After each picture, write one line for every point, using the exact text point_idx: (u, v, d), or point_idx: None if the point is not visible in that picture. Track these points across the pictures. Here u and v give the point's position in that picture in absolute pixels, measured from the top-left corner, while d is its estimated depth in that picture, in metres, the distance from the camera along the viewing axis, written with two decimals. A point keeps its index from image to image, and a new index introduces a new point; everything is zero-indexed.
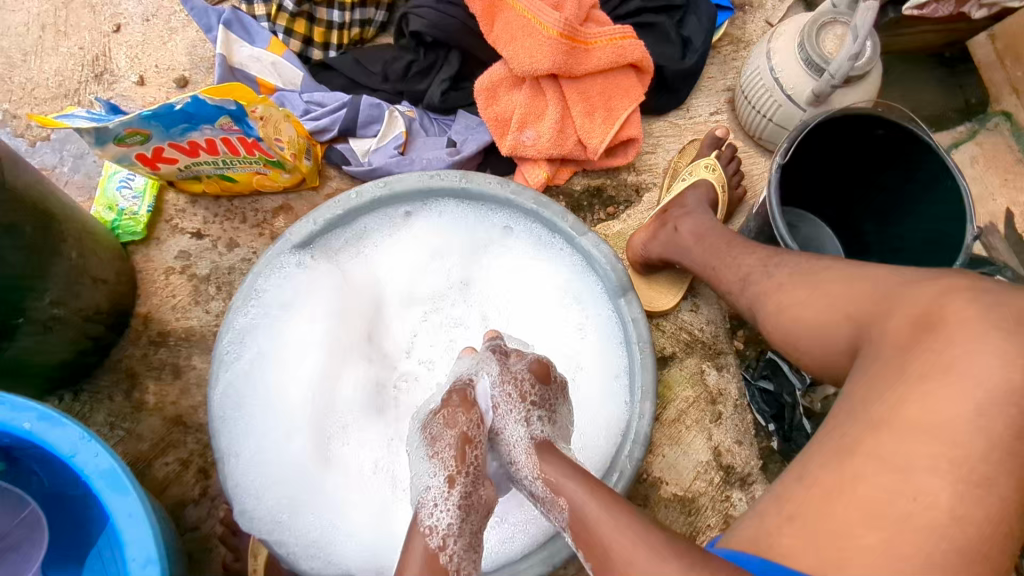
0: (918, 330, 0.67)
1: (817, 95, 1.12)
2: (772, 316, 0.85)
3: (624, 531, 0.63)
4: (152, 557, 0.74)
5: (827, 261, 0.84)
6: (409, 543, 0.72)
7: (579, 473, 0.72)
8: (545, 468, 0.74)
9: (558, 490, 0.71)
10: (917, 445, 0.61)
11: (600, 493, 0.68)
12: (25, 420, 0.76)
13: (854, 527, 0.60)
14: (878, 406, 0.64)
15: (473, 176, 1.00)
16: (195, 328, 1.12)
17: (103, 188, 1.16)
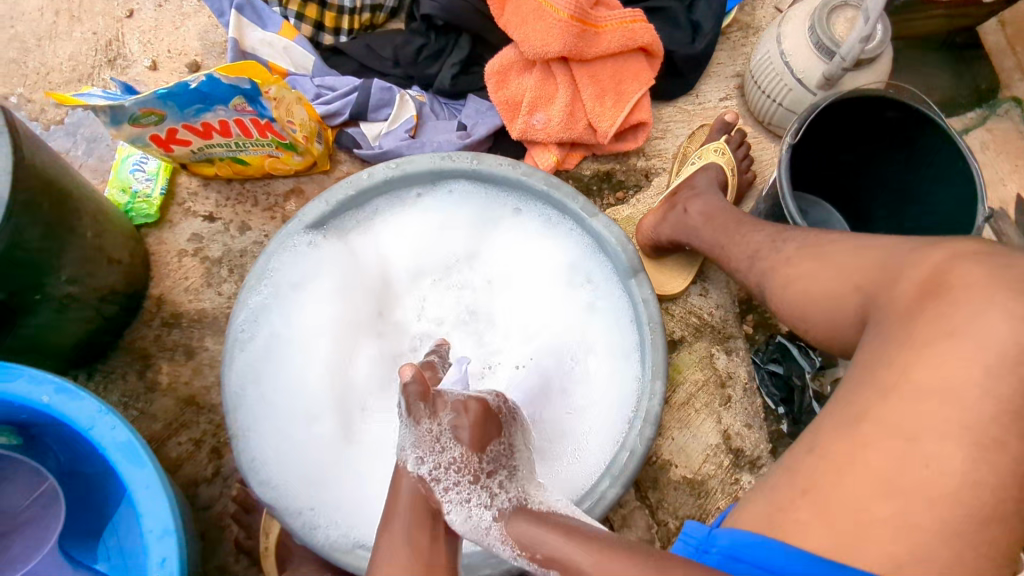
0: (924, 297, 0.67)
1: (828, 79, 1.13)
2: (778, 291, 0.86)
3: (611, 573, 0.55)
4: (169, 527, 0.75)
5: (835, 236, 0.84)
6: (394, 492, 0.68)
7: (554, 530, 0.62)
8: (515, 530, 0.64)
9: (543, 564, 0.61)
10: (926, 410, 0.61)
11: (583, 543, 0.59)
12: (43, 393, 0.77)
13: (864, 495, 0.60)
14: (888, 373, 0.64)
15: (484, 157, 1.00)
16: (208, 310, 1.12)
17: (116, 171, 1.17)
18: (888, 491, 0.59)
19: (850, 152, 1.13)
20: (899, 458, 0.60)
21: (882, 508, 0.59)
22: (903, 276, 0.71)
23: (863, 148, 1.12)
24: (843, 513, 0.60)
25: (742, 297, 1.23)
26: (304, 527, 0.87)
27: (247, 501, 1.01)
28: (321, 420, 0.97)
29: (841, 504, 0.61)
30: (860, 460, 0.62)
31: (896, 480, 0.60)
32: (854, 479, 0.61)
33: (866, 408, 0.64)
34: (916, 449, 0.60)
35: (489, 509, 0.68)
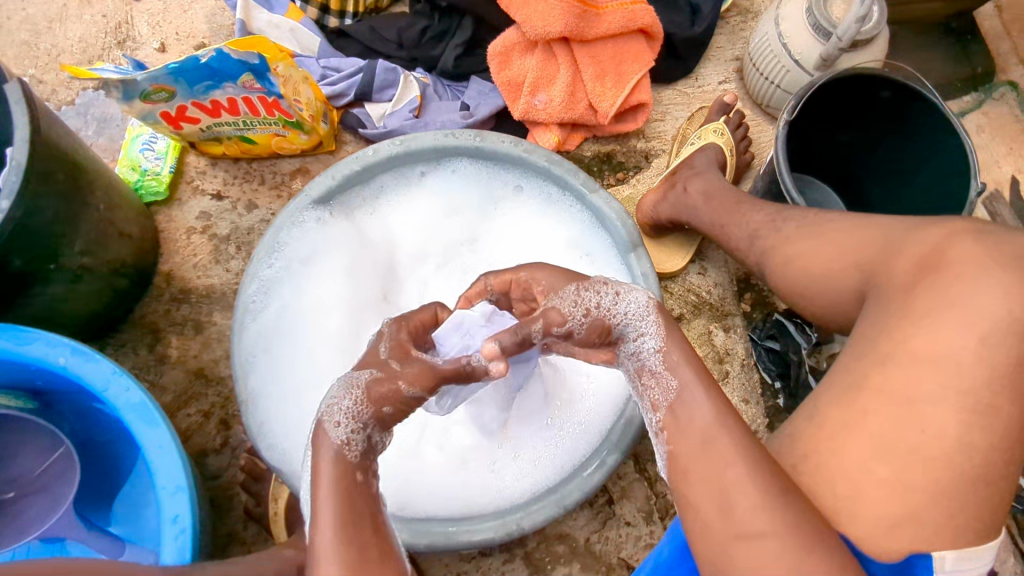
0: (922, 269, 0.68)
1: (825, 59, 1.14)
2: (780, 267, 0.87)
3: (721, 426, 0.64)
4: (181, 484, 0.78)
5: (834, 214, 0.85)
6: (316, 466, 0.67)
7: (696, 359, 0.69)
8: (670, 345, 0.70)
9: (671, 370, 0.69)
10: (925, 377, 0.63)
11: (716, 393, 0.67)
12: (59, 355, 0.80)
13: (864, 460, 0.63)
14: (885, 341, 0.66)
15: (487, 134, 1.02)
16: (216, 286, 1.15)
17: (126, 150, 1.19)
18: (887, 455, 0.62)
19: (846, 131, 1.15)
20: (897, 423, 0.63)
21: (882, 471, 0.62)
22: (902, 249, 0.72)
23: (859, 127, 1.13)
24: (843, 475, 0.63)
25: (740, 275, 1.25)
26: None
27: (256, 470, 1.03)
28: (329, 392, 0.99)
29: (842, 467, 0.63)
30: (860, 423, 0.64)
31: (895, 444, 0.62)
32: (854, 443, 0.64)
33: (863, 377, 0.66)
34: (913, 414, 0.62)
35: (642, 327, 0.73)
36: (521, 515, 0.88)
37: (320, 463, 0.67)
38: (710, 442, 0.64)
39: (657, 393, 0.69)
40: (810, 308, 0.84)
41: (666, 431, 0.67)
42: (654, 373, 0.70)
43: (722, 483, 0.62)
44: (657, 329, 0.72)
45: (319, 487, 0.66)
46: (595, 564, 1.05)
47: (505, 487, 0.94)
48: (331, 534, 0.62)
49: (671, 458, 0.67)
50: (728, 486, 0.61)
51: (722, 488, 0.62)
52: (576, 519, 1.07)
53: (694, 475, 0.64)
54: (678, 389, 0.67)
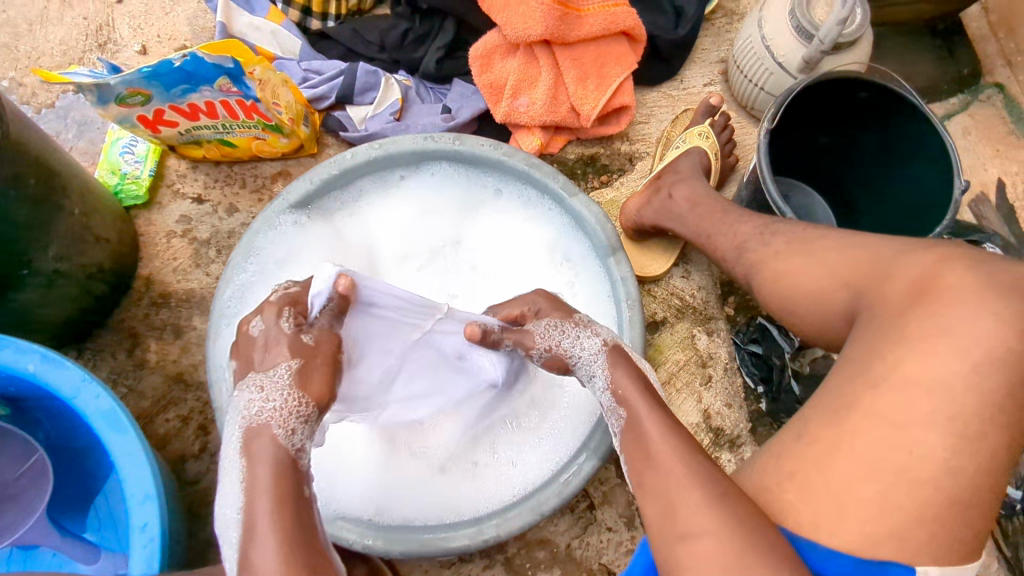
0: (916, 293, 0.68)
1: (807, 62, 1.14)
2: (769, 284, 0.86)
3: (669, 441, 0.67)
4: (150, 493, 0.77)
5: (824, 230, 0.84)
6: (251, 471, 0.65)
7: (642, 386, 0.75)
8: (618, 378, 0.76)
9: (620, 401, 0.75)
10: (915, 400, 0.63)
11: (660, 412, 0.71)
12: (29, 362, 0.79)
13: (851, 480, 0.63)
14: (879, 364, 0.66)
15: (466, 138, 1.01)
16: (196, 290, 1.14)
17: (106, 153, 1.18)
18: (876, 475, 0.62)
19: (827, 132, 1.14)
20: (887, 444, 0.63)
21: (869, 491, 0.62)
22: (894, 271, 0.72)
23: (841, 128, 1.12)
24: (828, 495, 0.63)
25: (723, 279, 1.24)
26: None
27: None
28: None
29: (828, 487, 0.63)
30: (849, 445, 0.64)
31: (884, 466, 0.62)
32: (843, 464, 0.63)
33: (855, 398, 0.66)
34: (903, 436, 0.62)
35: (593, 369, 0.80)
36: (497, 522, 0.87)
37: (257, 473, 0.64)
38: (656, 456, 0.66)
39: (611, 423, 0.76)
40: (799, 323, 0.83)
41: (623, 455, 0.72)
42: (607, 406, 0.77)
43: (673, 502, 0.62)
44: (605, 369, 0.79)
45: (257, 498, 0.63)
46: (575, 570, 1.05)
47: (485, 493, 0.93)
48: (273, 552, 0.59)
49: (631, 476, 0.69)
50: (675, 505, 0.62)
51: (668, 510, 0.62)
52: (557, 524, 1.07)
53: (647, 490, 0.65)
54: (629, 415, 0.73)
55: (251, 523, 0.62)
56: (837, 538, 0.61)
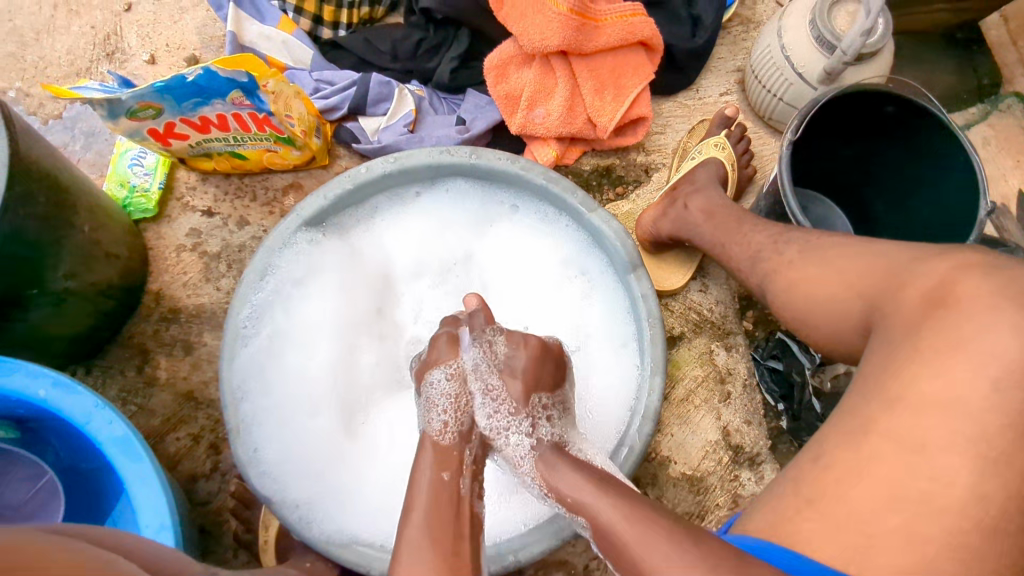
0: (930, 305, 0.63)
1: (829, 74, 1.12)
2: (783, 295, 0.83)
3: (651, 530, 0.59)
4: (165, 522, 0.75)
5: (838, 238, 0.81)
6: (416, 459, 0.75)
7: (589, 480, 0.68)
8: (558, 474, 0.71)
9: (575, 506, 0.68)
10: (932, 421, 0.58)
11: (610, 494, 0.65)
12: (40, 387, 0.78)
13: (875, 510, 0.58)
14: (893, 383, 0.61)
15: (483, 151, 0.98)
16: (206, 305, 1.12)
17: (115, 165, 1.17)
18: (899, 504, 0.57)
19: (850, 146, 1.12)
20: (906, 470, 0.58)
21: (895, 522, 0.57)
22: (908, 281, 0.67)
23: (864, 144, 1.11)
24: (856, 526, 0.58)
25: (742, 292, 1.21)
26: (301, 521, 0.86)
27: (245, 496, 1.00)
28: (324, 417, 0.97)
29: (853, 518, 0.58)
30: (871, 470, 0.59)
31: (901, 492, 0.58)
32: (862, 490, 0.59)
33: (871, 419, 0.61)
34: (924, 460, 0.58)
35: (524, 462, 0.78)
36: (518, 548, 0.84)
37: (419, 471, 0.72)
38: (644, 558, 0.58)
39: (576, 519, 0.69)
40: (815, 336, 0.80)
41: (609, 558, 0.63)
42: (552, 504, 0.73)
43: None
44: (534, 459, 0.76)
45: (415, 489, 0.70)
46: None
47: (511, 512, 0.92)
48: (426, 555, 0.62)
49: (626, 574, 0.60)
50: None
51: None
52: (575, 545, 1.04)
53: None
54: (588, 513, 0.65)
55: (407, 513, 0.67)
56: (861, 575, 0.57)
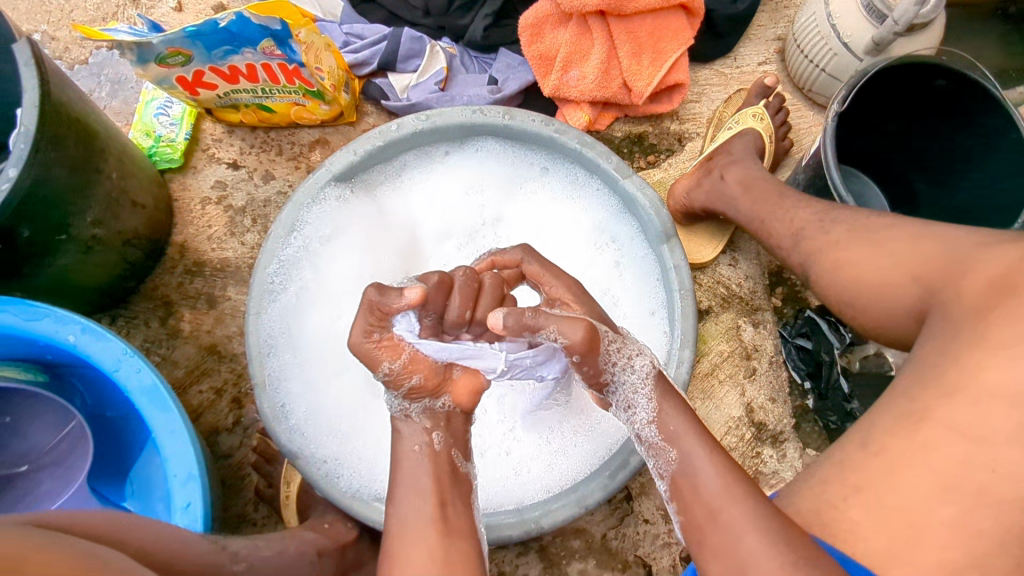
0: (997, 292, 0.61)
1: (877, 44, 1.06)
2: (829, 274, 0.81)
3: (733, 491, 0.59)
4: (192, 473, 0.76)
5: (890, 219, 0.79)
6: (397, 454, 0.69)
7: (699, 426, 0.66)
8: (665, 415, 0.67)
9: (671, 441, 0.65)
10: (995, 413, 0.57)
11: (726, 454, 0.63)
12: (69, 333, 0.78)
13: (928, 501, 0.57)
14: (955, 370, 0.60)
15: (516, 112, 0.95)
16: (231, 260, 1.11)
17: (140, 114, 1.15)
18: (952, 495, 0.56)
19: (893, 122, 1.09)
20: (963, 459, 0.57)
21: (944, 512, 0.56)
22: (971, 266, 0.65)
23: (910, 118, 1.07)
24: (901, 516, 0.57)
25: (772, 268, 1.19)
26: (328, 475, 0.87)
27: (267, 451, 1.01)
28: (349, 375, 0.96)
29: (899, 505, 0.57)
30: (923, 458, 0.58)
31: (958, 484, 0.56)
32: (914, 480, 0.58)
33: (929, 405, 0.60)
34: (985, 452, 0.56)
35: (635, 398, 0.70)
36: (542, 514, 0.84)
37: (404, 460, 0.68)
38: (721, 513, 0.59)
39: (660, 464, 0.66)
40: (860, 317, 0.78)
41: (675, 504, 0.64)
42: (650, 443, 0.68)
43: (738, 558, 0.57)
44: (650, 400, 0.68)
45: (399, 465, 0.68)
46: (610, 560, 1.03)
47: (531, 479, 0.92)
48: (429, 540, 0.61)
49: (687, 526, 0.62)
50: (745, 560, 0.56)
51: (738, 562, 0.56)
52: (593, 514, 1.05)
53: (710, 546, 0.59)
54: (679, 460, 0.64)
55: (398, 519, 0.63)
56: (907, 561, 0.56)
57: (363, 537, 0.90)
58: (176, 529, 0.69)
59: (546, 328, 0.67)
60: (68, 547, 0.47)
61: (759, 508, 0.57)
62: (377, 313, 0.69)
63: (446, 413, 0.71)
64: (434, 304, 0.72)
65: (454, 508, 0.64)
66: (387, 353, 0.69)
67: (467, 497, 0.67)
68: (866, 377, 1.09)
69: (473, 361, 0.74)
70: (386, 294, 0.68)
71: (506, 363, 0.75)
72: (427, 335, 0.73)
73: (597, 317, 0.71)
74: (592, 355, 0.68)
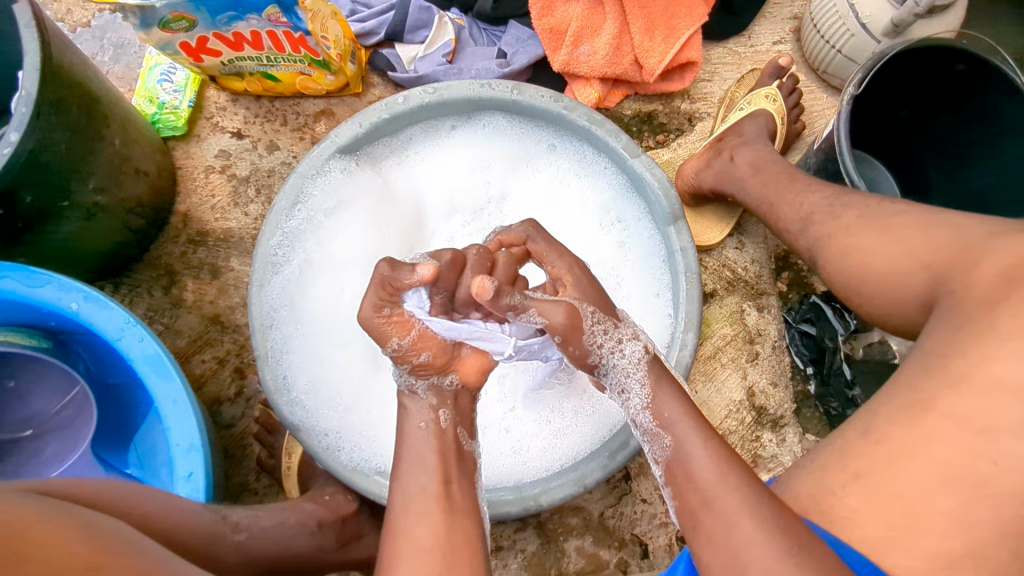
0: (1007, 282, 0.60)
1: (896, 25, 1.04)
2: (836, 260, 0.80)
3: (728, 479, 0.59)
4: (195, 443, 0.77)
5: (901, 205, 0.77)
6: (400, 432, 0.69)
7: (695, 412, 0.66)
8: (659, 401, 0.67)
9: (666, 427, 0.65)
10: (1001, 404, 0.56)
11: (721, 440, 0.63)
12: (72, 300, 0.78)
13: (927, 491, 0.57)
14: (961, 360, 0.59)
15: (525, 87, 0.94)
16: (234, 230, 1.11)
17: (143, 80, 1.13)
18: (951, 485, 0.56)
19: (907, 108, 1.07)
20: (964, 450, 0.57)
21: (943, 501, 0.56)
22: (982, 256, 0.64)
23: (924, 104, 1.05)
24: (899, 504, 0.57)
25: (779, 253, 1.18)
26: (329, 449, 0.87)
27: (269, 422, 1.01)
28: (350, 349, 0.96)
29: (897, 494, 0.58)
30: (924, 448, 0.58)
31: (958, 475, 0.56)
32: (915, 469, 0.58)
33: (932, 394, 0.59)
34: (987, 444, 0.56)
35: (627, 383, 0.70)
36: (541, 492, 0.84)
37: (406, 437, 0.68)
38: (716, 500, 0.59)
39: (655, 450, 0.67)
40: (867, 305, 0.77)
41: (670, 489, 0.64)
42: (646, 429, 0.68)
43: (733, 543, 0.57)
44: (644, 386, 0.69)
45: (403, 441, 0.68)
46: (607, 538, 1.04)
47: (531, 458, 0.92)
48: (430, 519, 0.61)
49: (682, 511, 0.62)
50: (740, 545, 0.56)
51: (733, 548, 0.56)
52: (591, 492, 1.06)
53: (705, 530, 0.59)
54: (673, 447, 0.64)
55: (398, 496, 0.64)
56: (903, 549, 0.56)
57: (363, 509, 0.91)
58: (178, 497, 0.70)
59: (528, 311, 0.68)
60: (69, 515, 0.48)
61: (756, 494, 0.58)
62: (389, 288, 0.69)
63: (453, 391, 0.72)
64: (445, 281, 0.72)
65: (457, 485, 0.65)
66: (397, 329, 0.69)
67: (470, 476, 0.67)
68: (869, 364, 1.07)
69: (482, 343, 0.73)
70: (398, 269, 0.69)
71: (515, 347, 0.74)
72: (437, 313, 0.73)
73: (590, 299, 0.70)
74: (573, 335, 0.68)
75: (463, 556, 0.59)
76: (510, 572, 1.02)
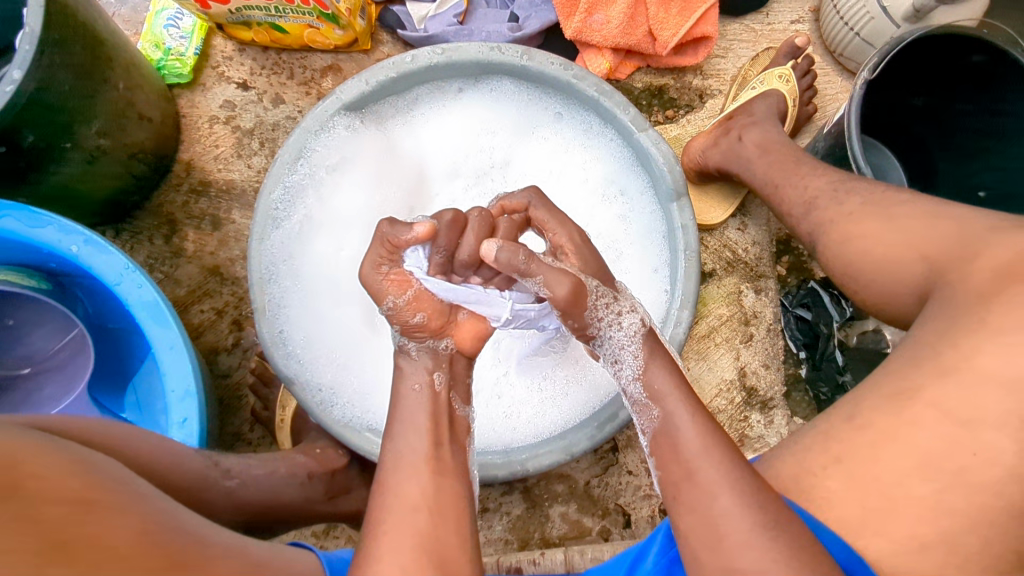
0: (1003, 278, 0.60)
1: (919, 9, 1.02)
2: (837, 247, 0.80)
3: (711, 453, 0.60)
4: (189, 390, 0.78)
5: (906, 195, 0.77)
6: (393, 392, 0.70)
7: (685, 387, 0.66)
8: (650, 372, 0.68)
9: (655, 400, 0.66)
10: (985, 397, 0.57)
11: (709, 417, 0.64)
12: (72, 243, 0.78)
13: (907, 477, 0.58)
14: (950, 352, 0.60)
15: (535, 53, 0.92)
16: (237, 182, 1.10)
17: (149, 24, 1.12)
18: (929, 473, 0.57)
19: (924, 95, 1.05)
20: (945, 439, 0.58)
21: (920, 487, 0.57)
22: (982, 250, 0.64)
23: (941, 92, 1.03)
24: (878, 488, 0.59)
25: (781, 237, 1.18)
26: (324, 404, 0.88)
27: (264, 374, 1.02)
28: (347, 307, 0.97)
29: (877, 478, 0.59)
30: (905, 435, 0.59)
31: (937, 464, 0.57)
32: (896, 456, 0.59)
33: (919, 385, 0.60)
34: (969, 435, 0.57)
35: (621, 354, 0.71)
36: (527, 458, 0.86)
37: (400, 398, 0.69)
38: (698, 473, 0.60)
39: (643, 421, 0.68)
40: (864, 293, 0.77)
41: (654, 460, 0.65)
42: (636, 400, 0.68)
43: (710, 516, 0.58)
44: (637, 358, 0.69)
45: (396, 400, 0.68)
46: (591, 506, 1.07)
47: (521, 425, 0.93)
48: (417, 476, 0.62)
49: (663, 482, 0.63)
50: (718, 519, 0.57)
51: (712, 521, 0.58)
52: (578, 461, 1.08)
53: (685, 503, 0.60)
54: (661, 419, 0.65)
55: (387, 452, 0.65)
56: (877, 531, 0.58)
57: (353, 465, 0.93)
58: (171, 441, 0.71)
59: (534, 276, 0.67)
60: (62, 450, 0.49)
61: (738, 471, 0.59)
62: (389, 247, 0.70)
63: (450, 354, 0.72)
64: (444, 240, 0.72)
65: (446, 446, 0.66)
66: (393, 287, 0.70)
67: (461, 439, 0.69)
68: (861, 351, 1.10)
69: (480, 306, 0.74)
70: (397, 227, 0.69)
71: (512, 312, 0.74)
72: (436, 273, 0.73)
73: (592, 272, 0.71)
74: (572, 307, 0.68)
75: (449, 514, 0.61)
76: (495, 533, 1.05)
